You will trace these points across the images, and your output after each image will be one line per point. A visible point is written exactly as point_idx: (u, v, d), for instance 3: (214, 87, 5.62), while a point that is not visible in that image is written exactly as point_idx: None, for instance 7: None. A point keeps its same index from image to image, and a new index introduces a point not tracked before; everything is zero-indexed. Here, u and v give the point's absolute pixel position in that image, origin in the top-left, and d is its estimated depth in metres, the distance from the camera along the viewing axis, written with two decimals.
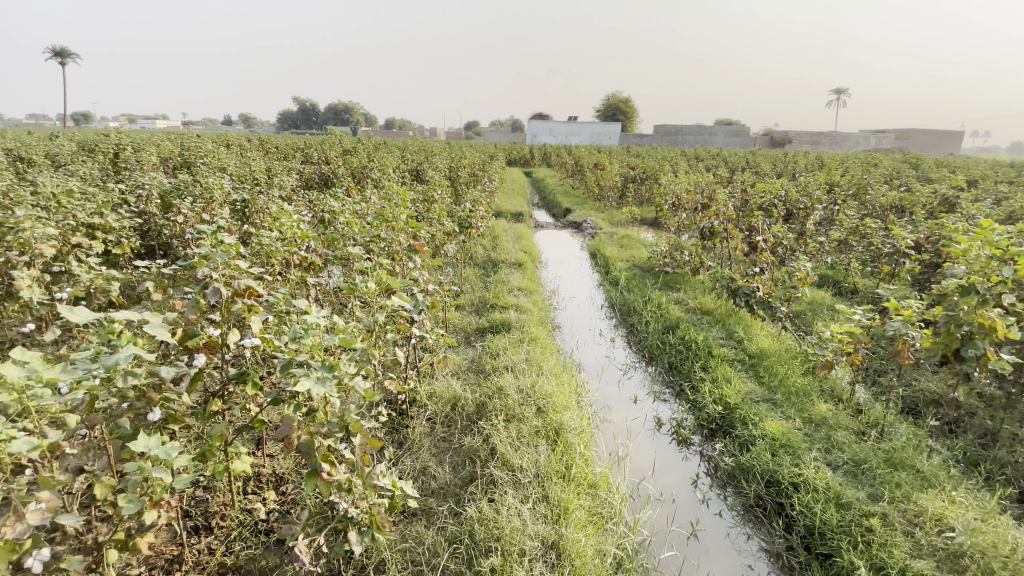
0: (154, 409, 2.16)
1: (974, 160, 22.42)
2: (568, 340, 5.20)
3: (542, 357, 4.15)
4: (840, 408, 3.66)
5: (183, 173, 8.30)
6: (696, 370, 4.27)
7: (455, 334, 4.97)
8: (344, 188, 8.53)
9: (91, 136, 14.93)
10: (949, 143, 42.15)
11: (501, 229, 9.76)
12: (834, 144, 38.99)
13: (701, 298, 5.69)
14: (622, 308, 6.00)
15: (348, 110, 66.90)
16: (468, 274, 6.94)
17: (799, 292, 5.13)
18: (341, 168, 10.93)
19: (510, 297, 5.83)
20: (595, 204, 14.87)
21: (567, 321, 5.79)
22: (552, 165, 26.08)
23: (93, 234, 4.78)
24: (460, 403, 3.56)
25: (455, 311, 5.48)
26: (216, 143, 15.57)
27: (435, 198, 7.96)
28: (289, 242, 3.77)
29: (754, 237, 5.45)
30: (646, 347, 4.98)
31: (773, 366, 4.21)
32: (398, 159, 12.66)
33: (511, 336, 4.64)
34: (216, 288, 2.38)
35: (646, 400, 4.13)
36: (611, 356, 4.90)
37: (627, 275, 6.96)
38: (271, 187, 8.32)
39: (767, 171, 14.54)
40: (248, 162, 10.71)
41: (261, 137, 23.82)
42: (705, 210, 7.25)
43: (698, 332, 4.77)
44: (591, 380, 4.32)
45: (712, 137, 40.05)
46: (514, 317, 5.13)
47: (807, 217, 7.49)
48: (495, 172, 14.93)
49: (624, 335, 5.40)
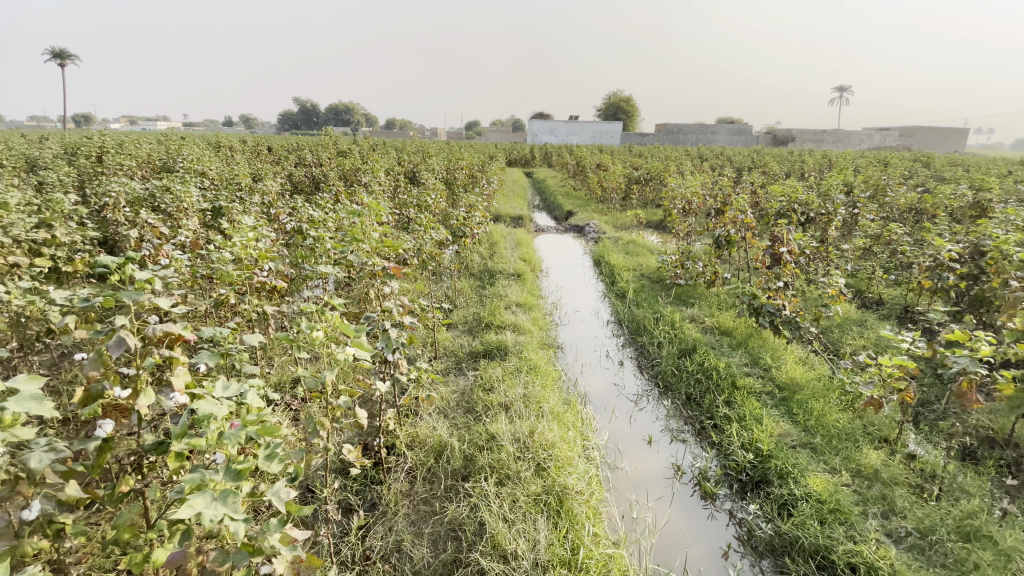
0: (29, 506, 1.64)
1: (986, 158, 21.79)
2: (572, 364, 4.66)
3: (543, 392, 3.62)
4: (891, 457, 3.13)
5: (160, 178, 7.77)
6: (719, 406, 3.73)
7: (445, 360, 4.43)
8: (332, 193, 8.01)
9: (77, 139, 14.42)
10: (955, 140, 41.55)
11: (499, 235, 9.23)
12: (839, 142, 38.42)
13: (719, 315, 5.15)
14: (631, 325, 5.47)
15: (347, 110, 66.47)
16: (463, 286, 6.41)
17: (830, 311, 4.59)
18: (331, 170, 10.42)
19: (508, 314, 5.29)
20: (596, 206, 14.35)
21: (571, 341, 5.25)
22: (553, 165, 25.55)
23: (37, 250, 4.26)
24: (445, 453, 3.04)
25: (445, 332, 4.94)
26: (206, 144, 15.08)
27: (428, 203, 7.42)
28: (247, 265, 3.24)
29: (778, 249, 4.92)
30: (660, 373, 4.44)
31: (807, 402, 3.68)
32: (392, 161, 12.15)
33: (508, 364, 4.10)
34: (120, 339, 1.85)
35: (662, 442, 3.59)
36: (621, 385, 4.36)
37: (635, 286, 6.43)
38: (253, 192, 7.80)
39: (776, 171, 14.00)
40: (234, 164, 10.19)
41: (255, 137, 23.29)
42: (719, 216, 6.70)
43: (718, 358, 4.23)
44: (598, 417, 3.79)
45: (715, 136, 39.48)
46: (511, 339, 4.59)
47: (828, 223, 6.93)
48: (494, 173, 14.39)
49: (634, 358, 4.86)
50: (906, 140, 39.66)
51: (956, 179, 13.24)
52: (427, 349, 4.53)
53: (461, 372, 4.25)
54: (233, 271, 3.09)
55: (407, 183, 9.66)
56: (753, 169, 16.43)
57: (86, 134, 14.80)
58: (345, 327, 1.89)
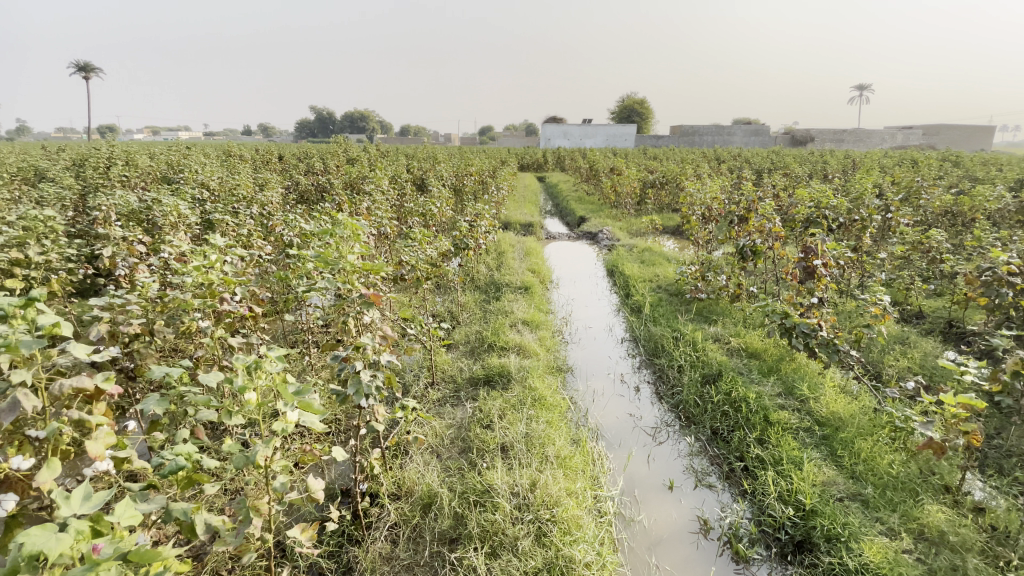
0: None
1: (1018, 155, 20.78)
2: (583, 391, 4.24)
3: (548, 430, 3.20)
4: (959, 514, 2.65)
5: (158, 189, 7.53)
6: (750, 446, 3.28)
7: (442, 388, 4.02)
8: (333, 202, 7.69)
9: (87, 150, 14.40)
10: (982, 138, 40.14)
11: (508, 244, 8.82)
12: (859, 141, 37.38)
13: (745, 335, 4.68)
14: (647, 344, 5.03)
15: (361, 117, 66.97)
16: (467, 300, 6.03)
17: (873, 332, 4.08)
18: (335, 178, 10.14)
19: (515, 334, 4.88)
20: (610, 211, 13.88)
21: (582, 362, 4.82)
22: (566, 170, 25.10)
23: (7, 271, 3.97)
24: (434, 506, 2.64)
25: (445, 355, 4.54)
26: (215, 153, 14.97)
27: (431, 212, 7.06)
28: (213, 292, 2.88)
29: (812, 261, 4.43)
30: (681, 403, 3.99)
31: (853, 442, 3.20)
32: (398, 167, 11.84)
33: (510, 395, 3.68)
34: (12, 403, 1.49)
35: (685, 487, 3.14)
36: (637, 416, 3.92)
37: (652, 300, 5.97)
38: (253, 203, 7.52)
39: (798, 173, 13.39)
40: (239, 173, 9.99)
41: (266, 145, 23.41)
42: (743, 224, 6.21)
43: (748, 387, 3.77)
44: (613, 457, 3.36)
45: (730, 138, 38.60)
46: (515, 364, 4.18)
47: (862, 229, 6.38)
48: (504, 178, 14.00)
49: (652, 384, 4.41)
50: (928, 140, 38.47)
51: (991, 177, 12.51)
52: (424, 376, 4.14)
53: (460, 401, 3.85)
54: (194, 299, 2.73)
55: (412, 191, 9.33)
56: (773, 172, 15.82)
57: (97, 145, 14.78)
58: (286, 391, 1.46)
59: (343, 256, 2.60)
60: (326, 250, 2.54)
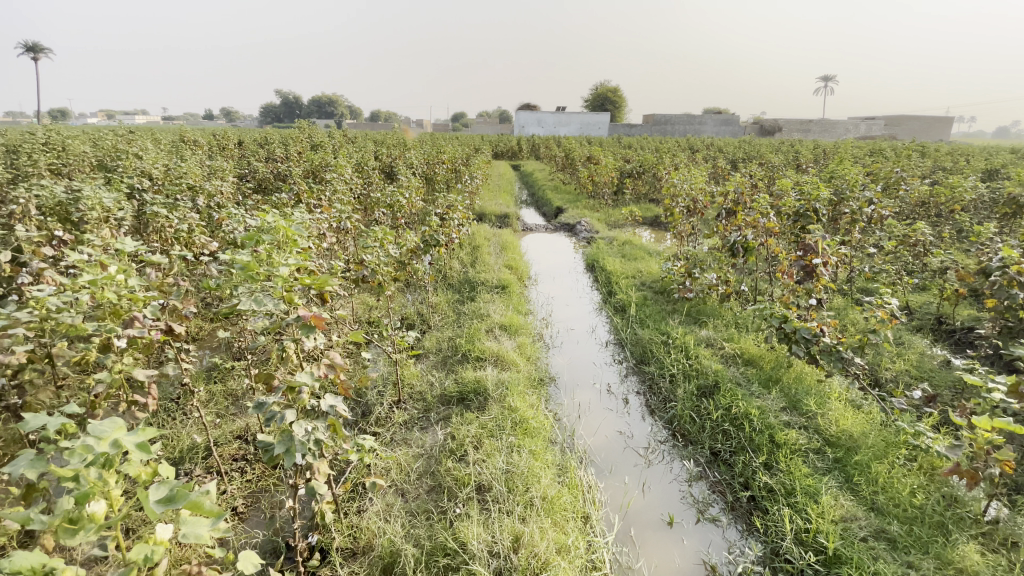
0: None
1: (974, 147, 21.36)
2: (567, 405, 3.83)
3: (531, 464, 2.78)
4: (998, 555, 2.34)
5: (91, 178, 6.74)
6: (759, 473, 2.93)
7: (409, 408, 3.55)
8: (292, 193, 7.05)
9: (19, 132, 13.16)
10: (940, 129, 41.46)
11: (483, 237, 8.33)
12: (826, 131, 38.01)
13: (740, 339, 4.34)
14: (634, 348, 4.66)
15: (330, 102, 64.83)
16: (438, 301, 5.54)
17: (879, 338, 3.78)
18: (296, 165, 9.42)
19: (491, 341, 4.43)
20: (587, 201, 13.50)
21: (565, 371, 4.41)
22: (541, 158, 24.60)
23: None
24: (396, 567, 2.20)
25: (414, 367, 4.06)
26: (166, 138, 13.92)
27: (399, 204, 6.50)
28: (117, 313, 2.30)
29: (811, 260, 4.10)
30: (675, 418, 3.62)
31: (870, 468, 2.88)
32: (365, 154, 11.15)
33: (487, 418, 3.24)
34: None
35: (687, 522, 2.77)
36: (628, 434, 3.54)
37: (637, 299, 5.59)
38: (201, 194, 6.81)
39: (775, 163, 13.24)
40: (188, 160, 9.18)
41: (226, 130, 22.17)
42: (731, 217, 5.87)
43: (749, 401, 3.42)
44: (604, 489, 2.96)
45: (703, 127, 38.68)
46: (493, 377, 3.75)
47: (851, 223, 6.13)
48: (478, 166, 13.44)
49: (642, 395, 4.03)
50: (891, 130, 39.38)
51: (961, 168, 12.60)
52: (389, 394, 3.65)
53: (431, 424, 3.39)
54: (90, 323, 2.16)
55: (379, 180, 8.69)
56: (749, 161, 15.71)
57: (31, 128, 13.54)
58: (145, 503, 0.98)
59: (276, 268, 2.07)
60: (251, 262, 2.00)
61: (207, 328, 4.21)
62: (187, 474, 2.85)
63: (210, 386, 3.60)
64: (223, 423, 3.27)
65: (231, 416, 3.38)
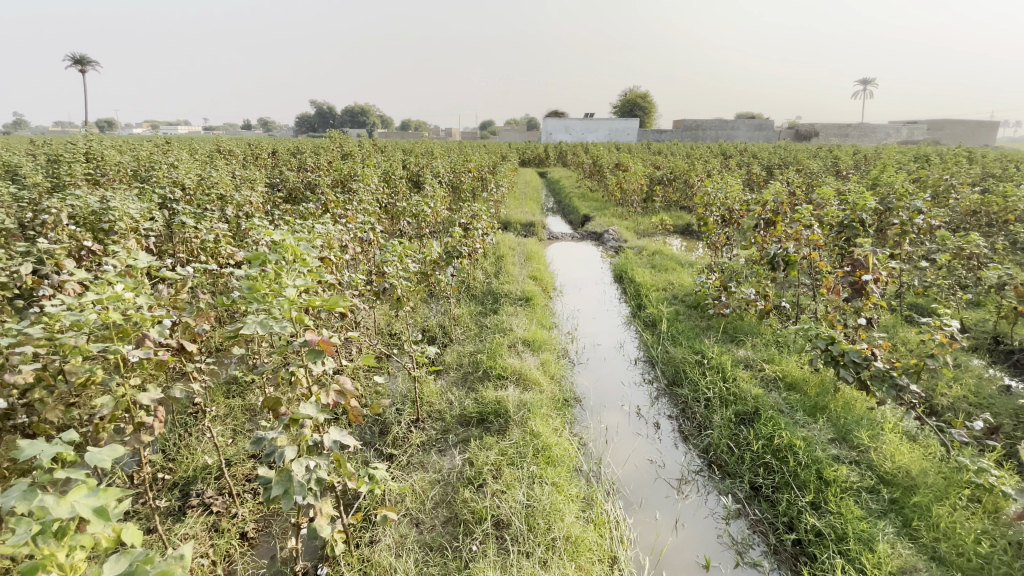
0: None
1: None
2: (594, 429, 3.62)
3: (554, 499, 2.58)
4: None
5: (126, 189, 6.91)
6: (805, 514, 2.66)
7: (428, 428, 3.40)
8: (318, 202, 7.06)
9: (66, 144, 13.73)
10: (990, 132, 39.42)
11: (508, 247, 8.18)
12: (865, 136, 36.60)
13: (781, 361, 4.04)
14: (665, 368, 4.41)
15: (362, 112, 66.30)
16: (461, 313, 5.42)
17: (939, 363, 3.44)
18: (324, 174, 9.51)
19: (514, 358, 4.25)
20: (615, 209, 13.23)
21: (592, 390, 4.20)
22: (568, 165, 24.40)
23: None
24: None
25: (434, 384, 3.92)
26: (202, 148, 14.33)
27: (424, 214, 6.41)
28: (125, 332, 2.21)
29: (860, 276, 3.82)
30: (711, 447, 3.37)
31: (934, 512, 2.57)
32: (393, 163, 11.19)
33: (507, 443, 3.06)
34: None
35: (725, 566, 2.52)
36: (659, 463, 3.30)
37: (668, 314, 5.32)
38: (229, 204, 6.88)
39: (812, 169, 12.72)
40: (221, 170, 9.36)
41: (258, 140, 22.76)
42: (771, 228, 5.58)
43: (794, 433, 3.14)
44: (634, 524, 2.74)
45: (735, 132, 37.84)
46: (515, 397, 3.57)
47: (900, 234, 5.73)
48: (505, 174, 13.35)
49: (674, 419, 3.79)
50: (936, 134, 37.64)
51: (1016, 173, 11.83)
52: (406, 413, 3.51)
53: (449, 447, 3.23)
54: (94, 344, 2.07)
55: (406, 189, 8.66)
56: (784, 167, 15.14)
57: (76, 140, 14.12)
58: None
59: (285, 288, 1.94)
60: (259, 282, 1.88)
61: (228, 340, 4.18)
62: (198, 496, 2.78)
63: (228, 401, 3.54)
64: (237, 441, 3.19)
65: (246, 433, 3.29)
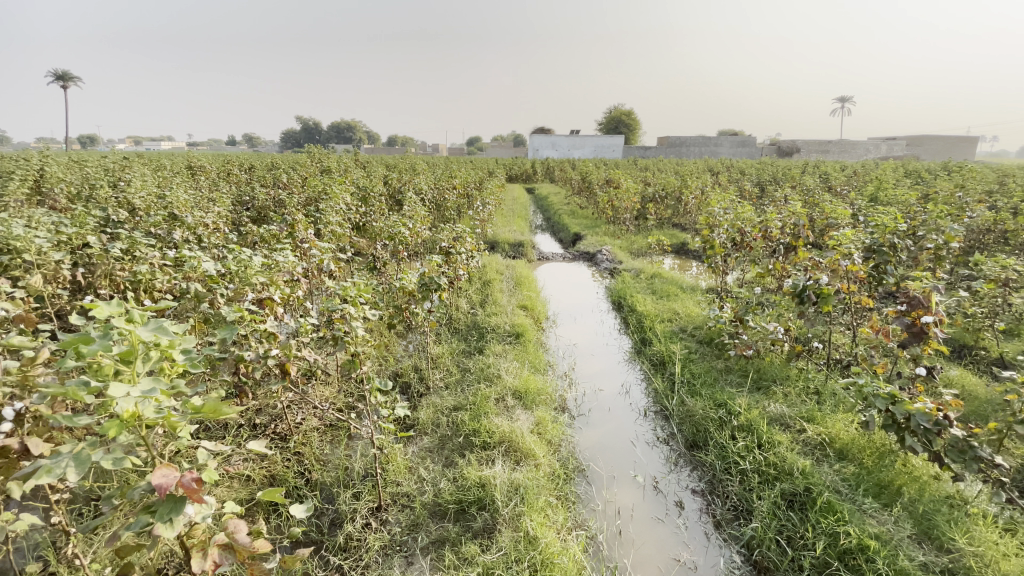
0: None
1: (1007, 165, 20.19)
2: (603, 515, 2.87)
3: None
4: None
5: (60, 210, 6.07)
6: None
7: (393, 523, 2.66)
8: (282, 223, 6.29)
9: (14, 158, 12.72)
10: (964, 149, 40.24)
11: (494, 271, 7.45)
12: (845, 152, 36.96)
13: (824, 419, 3.35)
14: (683, 424, 3.70)
15: (347, 128, 65.82)
16: (439, 353, 4.66)
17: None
18: (294, 193, 8.75)
19: (502, 417, 3.50)
20: (607, 227, 12.62)
21: (597, 455, 3.46)
22: (556, 180, 23.88)
23: None
24: None
25: (403, 455, 3.16)
26: (167, 165, 13.40)
27: (400, 236, 5.66)
28: None
29: (920, 318, 3.16)
30: (754, 541, 2.65)
31: None
32: (372, 180, 10.47)
33: (494, 556, 2.33)
34: None
35: None
36: (690, 564, 2.56)
37: (679, 352, 4.63)
38: (179, 226, 6.08)
39: (809, 185, 12.28)
40: (180, 188, 8.54)
41: (233, 155, 21.80)
42: (791, 254, 4.93)
43: (865, 528, 2.43)
44: None
45: (719, 149, 38.17)
46: (505, 477, 2.83)
47: (932, 260, 5.11)
48: (490, 190, 12.67)
49: (701, 497, 3.07)
50: (915, 150, 38.18)
51: (1014, 187, 11.44)
52: (364, 501, 2.76)
53: (417, 553, 2.47)
54: None
55: (382, 208, 7.90)
56: (776, 184, 14.73)
57: (26, 155, 13.10)
58: None
59: (109, 397, 1.11)
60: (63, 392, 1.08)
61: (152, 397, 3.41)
62: None
63: None
64: None
65: None
